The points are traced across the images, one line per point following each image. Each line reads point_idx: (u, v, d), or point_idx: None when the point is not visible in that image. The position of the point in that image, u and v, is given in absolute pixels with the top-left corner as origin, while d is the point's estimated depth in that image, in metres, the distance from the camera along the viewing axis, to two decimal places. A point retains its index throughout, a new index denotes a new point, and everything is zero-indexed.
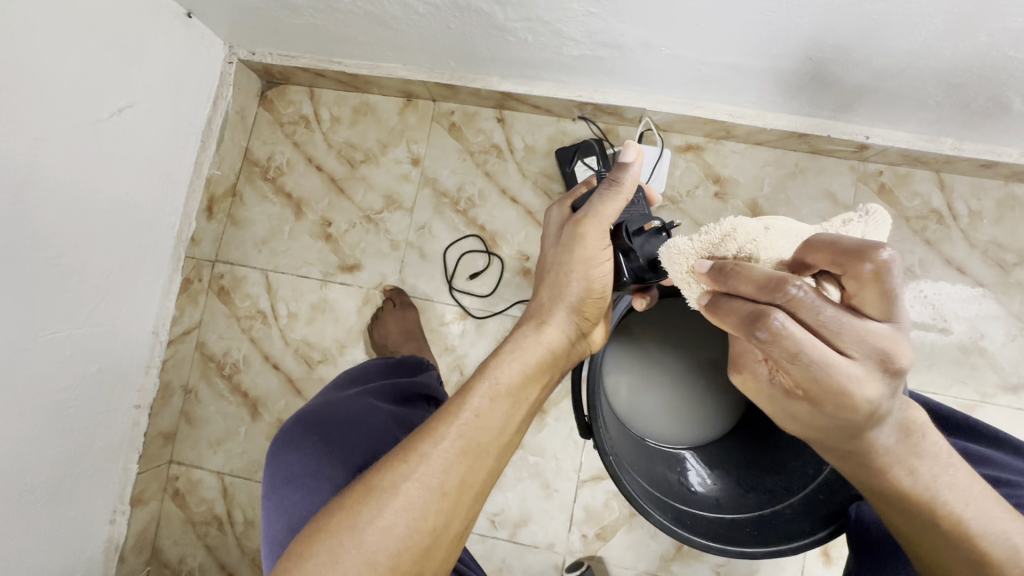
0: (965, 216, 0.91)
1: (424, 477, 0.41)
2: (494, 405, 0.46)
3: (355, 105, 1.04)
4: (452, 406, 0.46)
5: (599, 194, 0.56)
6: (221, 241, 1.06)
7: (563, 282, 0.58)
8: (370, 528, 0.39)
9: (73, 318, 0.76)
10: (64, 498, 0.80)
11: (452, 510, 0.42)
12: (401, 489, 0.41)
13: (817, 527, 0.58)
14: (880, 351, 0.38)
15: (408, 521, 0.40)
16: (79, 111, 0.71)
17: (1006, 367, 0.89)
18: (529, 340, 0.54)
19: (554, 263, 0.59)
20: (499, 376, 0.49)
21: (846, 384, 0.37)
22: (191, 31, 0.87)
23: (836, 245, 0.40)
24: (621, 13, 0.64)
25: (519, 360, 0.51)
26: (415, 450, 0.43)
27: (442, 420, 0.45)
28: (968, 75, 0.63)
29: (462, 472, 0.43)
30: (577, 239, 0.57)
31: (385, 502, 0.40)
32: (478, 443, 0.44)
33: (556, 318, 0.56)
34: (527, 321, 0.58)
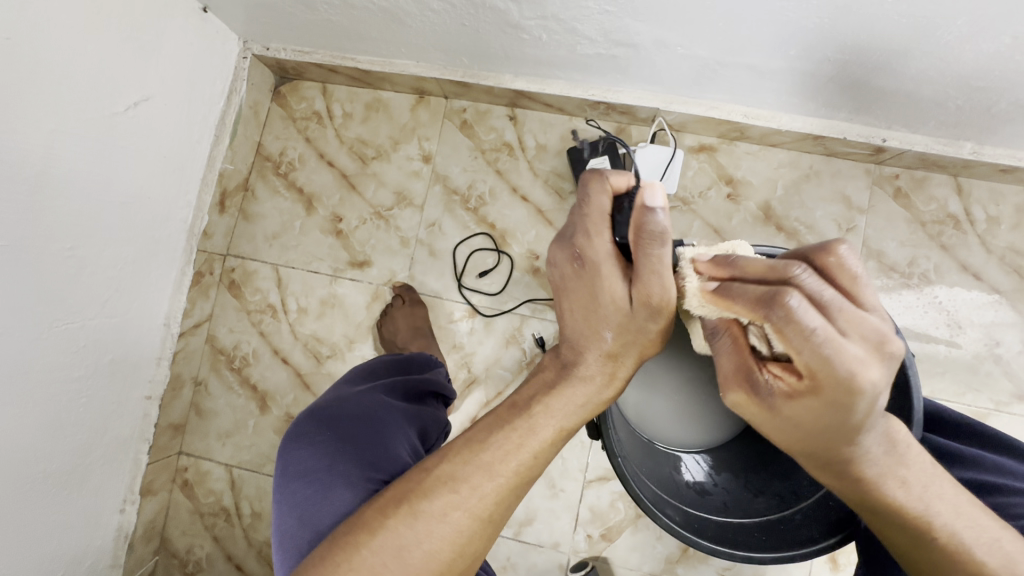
0: (982, 222, 0.90)
1: (473, 507, 0.42)
2: (551, 444, 0.46)
3: (368, 101, 1.04)
4: (508, 437, 0.45)
5: (657, 256, 0.42)
6: (233, 235, 1.06)
7: (642, 337, 0.46)
8: (416, 551, 0.41)
9: (89, 309, 0.77)
10: (76, 486, 0.81)
11: (491, 533, 0.44)
12: (450, 519, 0.42)
13: (824, 536, 0.57)
14: (877, 337, 0.36)
15: (453, 546, 0.42)
16: (96, 105, 0.72)
17: (1021, 375, 0.87)
18: (595, 390, 0.47)
19: (624, 327, 0.45)
20: (565, 419, 0.46)
21: (853, 368, 0.35)
22: (207, 25, 0.88)
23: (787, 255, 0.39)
24: (637, 12, 0.64)
25: (585, 407, 0.47)
26: (466, 481, 0.43)
27: (497, 453, 0.44)
28: (989, 78, 0.62)
29: (508, 501, 0.44)
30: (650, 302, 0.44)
31: (433, 529, 0.41)
32: (527, 477, 0.45)
33: (627, 370, 0.48)
34: (590, 374, 0.47)
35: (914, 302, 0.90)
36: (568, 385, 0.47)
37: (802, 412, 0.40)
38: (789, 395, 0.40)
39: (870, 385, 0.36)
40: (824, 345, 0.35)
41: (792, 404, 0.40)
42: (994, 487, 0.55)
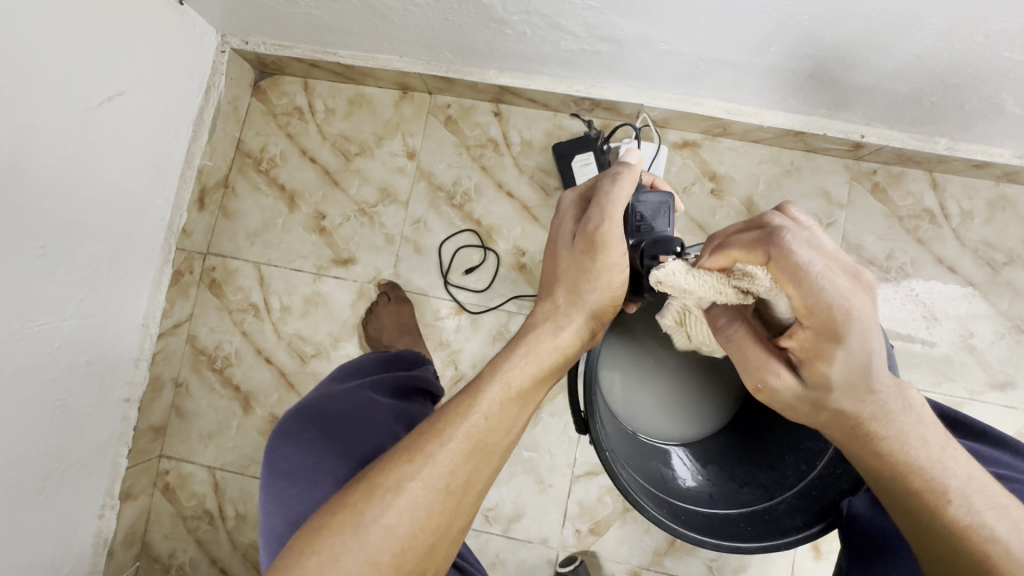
0: (956, 216, 0.92)
1: (430, 478, 0.43)
2: (503, 409, 0.47)
3: (350, 97, 1.03)
4: (459, 406, 0.47)
5: (605, 192, 0.52)
6: (213, 234, 1.04)
7: (582, 286, 0.55)
8: (374, 528, 0.41)
9: (63, 309, 0.75)
10: (53, 492, 0.79)
11: (456, 508, 0.44)
12: (406, 490, 0.42)
13: (810, 522, 0.59)
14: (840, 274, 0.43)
15: (413, 520, 0.42)
16: (69, 99, 0.70)
17: (994, 365, 0.90)
18: (538, 340, 0.53)
19: (570, 266, 0.55)
20: (510, 380, 0.49)
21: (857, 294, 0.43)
22: (183, 17, 0.86)
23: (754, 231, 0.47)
24: (621, 8, 0.64)
25: (532, 363, 0.51)
26: (420, 451, 0.44)
27: (449, 421, 0.46)
28: (963, 75, 0.64)
29: (467, 472, 0.45)
30: (599, 248, 0.53)
31: (389, 501, 0.42)
32: (485, 443, 0.46)
33: (569, 322, 0.55)
34: (538, 321, 0.56)
35: (892, 295, 0.93)
36: (514, 351, 0.52)
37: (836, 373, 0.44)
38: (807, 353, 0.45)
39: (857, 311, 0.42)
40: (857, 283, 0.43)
41: (816, 361, 0.44)
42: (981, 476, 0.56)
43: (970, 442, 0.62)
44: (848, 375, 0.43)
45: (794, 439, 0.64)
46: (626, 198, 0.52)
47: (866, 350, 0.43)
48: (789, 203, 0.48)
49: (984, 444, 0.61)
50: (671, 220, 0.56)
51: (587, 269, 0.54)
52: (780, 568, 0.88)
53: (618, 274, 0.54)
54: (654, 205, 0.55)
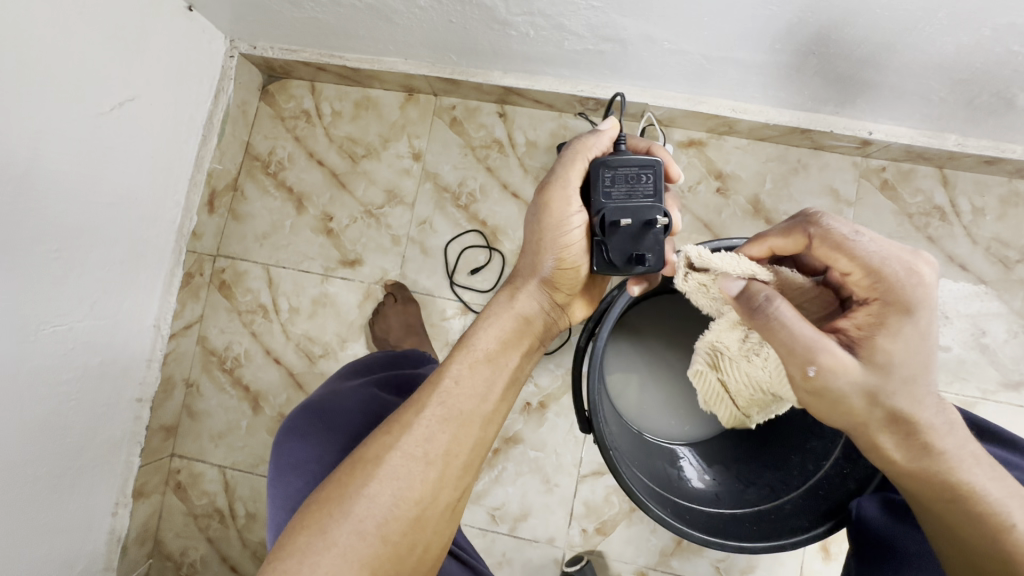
0: (967, 213, 0.91)
1: (407, 447, 0.44)
2: (473, 373, 0.49)
3: (357, 99, 1.04)
4: (433, 378, 0.49)
5: (562, 161, 0.54)
6: (223, 235, 1.06)
7: (538, 252, 0.56)
8: (358, 499, 0.42)
9: (76, 311, 0.76)
10: (67, 490, 0.80)
11: (439, 479, 0.45)
12: (386, 460, 0.44)
13: (815, 523, 0.59)
14: (905, 258, 0.45)
15: (394, 491, 0.43)
16: (81, 106, 0.71)
17: (1008, 365, 0.89)
18: (496, 307, 0.55)
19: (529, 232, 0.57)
20: (475, 346, 0.51)
21: (911, 278, 0.44)
22: (192, 24, 0.87)
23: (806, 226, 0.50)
24: (623, 7, 0.64)
25: (494, 328, 0.53)
26: (398, 423, 0.46)
27: (423, 393, 0.48)
28: (972, 70, 0.63)
29: (447, 440, 0.46)
30: (547, 211, 0.54)
31: (371, 471, 0.43)
32: (461, 411, 0.47)
33: (526, 287, 0.56)
34: (501, 288, 0.57)
35: None
36: (479, 319, 0.54)
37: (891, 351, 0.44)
38: (868, 330, 0.45)
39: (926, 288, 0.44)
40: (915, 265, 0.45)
41: (881, 338, 0.44)
42: None
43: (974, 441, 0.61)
44: (909, 350, 0.44)
45: (800, 438, 0.65)
46: (589, 158, 0.53)
47: (924, 328, 0.44)
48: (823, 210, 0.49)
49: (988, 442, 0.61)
50: (657, 187, 0.52)
51: (541, 235, 0.55)
52: (788, 569, 0.88)
53: (576, 239, 0.54)
54: (631, 173, 0.52)
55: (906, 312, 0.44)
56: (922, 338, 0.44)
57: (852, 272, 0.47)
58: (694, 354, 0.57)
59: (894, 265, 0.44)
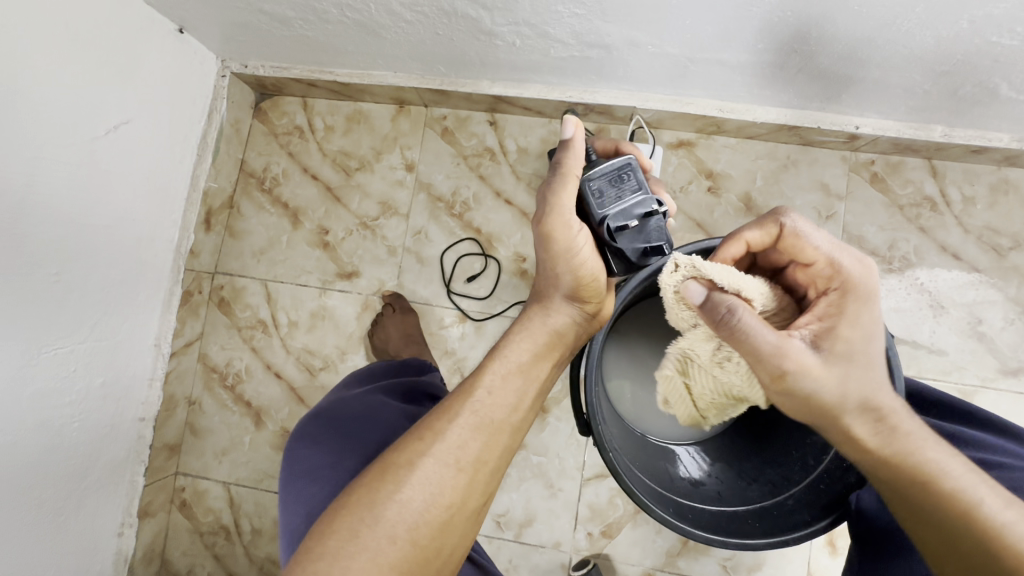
0: (958, 202, 0.92)
1: (440, 452, 0.45)
2: (505, 383, 0.49)
3: (348, 113, 1.05)
4: (467, 385, 0.49)
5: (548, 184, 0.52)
6: (220, 253, 1.06)
7: (552, 273, 0.54)
8: (390, 503, 0.42)
9: (77, 333, 0.77)
10: (72, 512, 0.81)
11: (468, 486, 0.45)
12: (420, 465, 0.44)
13: (818, 517, 0.59)
14: (854, 257, 0.49)
15: (427, 496, 0.43)
16: (76, 131, 0.72)
17: (1006, 352, 0.89)
18: (525, 322, 0.55)
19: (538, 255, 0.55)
20: (509, 356, 0.51)
21: (857, 271, 0.49)
22: (184, 46, 0.88)
23: (772, 224, 0.53)
24: (606, 14, 0.65)
25: (526, 340, 0.53)
26: (431, 429, 0.46)
27: (457, 399, 0.48)
28: (952, 62, 0.64)
29: (478, 447, 0.46)
30: (548, 240, 0.52)
31: (404, 478, 0.43)
32: (492, 419, 0.47)
33: (555, 302, 0.55)
34: (531, 303, 0.57)
35: (897, 285, 0.92)
36: (511, 332, 0.54)
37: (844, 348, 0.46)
38: (829, 322, 0.48)
39: (871, 282, 0.48)
40: (863, 261, 0.49)
41: (833, 338, 0.47)
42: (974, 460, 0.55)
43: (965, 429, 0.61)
44: (864, 340, 0.47)
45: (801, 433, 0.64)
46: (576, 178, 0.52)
47: (875, 319, 0.48)
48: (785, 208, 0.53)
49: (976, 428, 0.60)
50: (642, 175, 0.52)
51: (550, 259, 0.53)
52: (796, 565, 0.87)
53: (587, 253, 0.52)
54: (610, 176, 0.52)
55: (861, 301, 0.48)
56: (875, 327, 0.47)
57: (816, 262, 0.51)
58: (664, 359, 0.58)
59: (847, 257, 0.49)
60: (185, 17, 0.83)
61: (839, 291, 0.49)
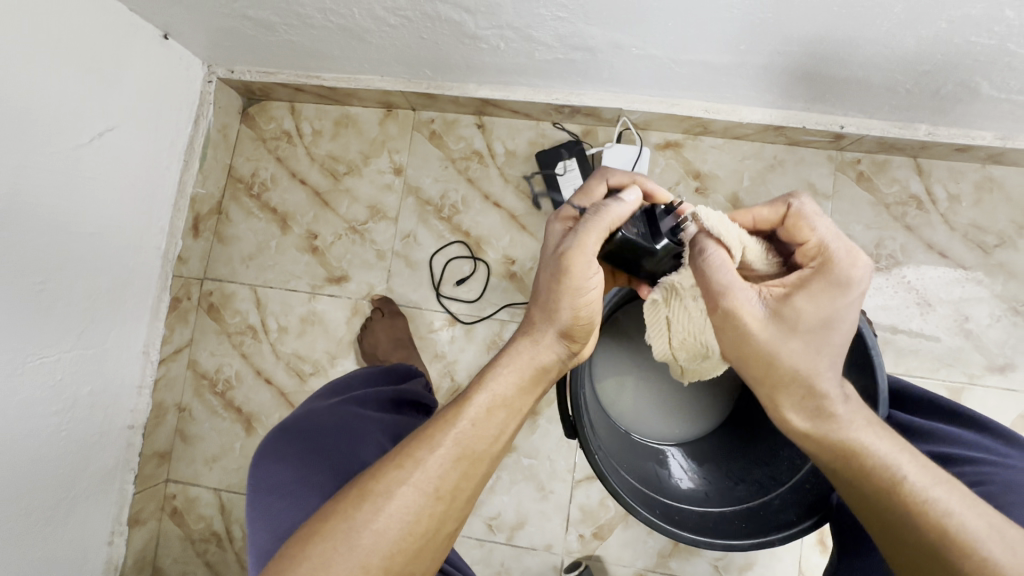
0: (944, 201, 0.92)
1: (419, 482, 0.44)
2: (490, 415, 0.48)
3: (336, 117, 1.05)
4: (449, 414, 0.48)
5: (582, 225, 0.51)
6: (209, 259, 1.06)
7: (552, 303, 0.54)
8: (365, 532, 0.42)
9: (64, 341, 0.77)
10: (60, 522, 0.80)
11: (444, 513, 0.45)
12: (398, 494, 0.43)
13: (803, 517, 0.58)
14: (847, 248, 0.47)
15: (403, 525, 0.43)
16: (60, 139, 0.72)
17: (992, 349, 0.89)
18: (514, 354, 0.53)
19: (541, 284, 0.55)
20: (495, 388, 0.50)
21: (845, 260, 0.47)
22: (169, 52, 0.88)
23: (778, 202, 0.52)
24: (588, 17, 0.65)
25: (514, 372, 0.52)
26: (410, 456, 0.45)
27: (438, 427, 0.47)
28: (933, 61, 0.64)
29: (457, 477, 0.46)
30: (563, 273, 0.52)
31: (381, 506, 0.43)
32: (473, 450, 0.47)
33: (545, 337, 0.54)
34: (519, 334, 0.56)
35: (884, 283, 0.92)
36: (498, 362, 0.53)
37: (797, 314, 0.47)
38: (790, 292, 0.48)
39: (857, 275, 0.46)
40: (857, 253, 0.47)
41: (786, 306, 0.48)
42: (950, 458, 0.55)
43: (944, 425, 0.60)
44: (819, 317, 0.47)
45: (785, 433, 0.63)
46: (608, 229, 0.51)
47: (842, 303, 0.47)
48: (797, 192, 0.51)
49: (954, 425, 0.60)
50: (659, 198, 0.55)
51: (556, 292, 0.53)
52: (786, 564, 0.88)
53: (592, 292, 0.54)
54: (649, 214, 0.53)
55: (833, 286, 0.47)
56: (842, 310, 0.47)
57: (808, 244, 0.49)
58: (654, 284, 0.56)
59: (840, 245, 0.47)
60: (170, 24, 0.83)
61: (810, 274, 0.48)
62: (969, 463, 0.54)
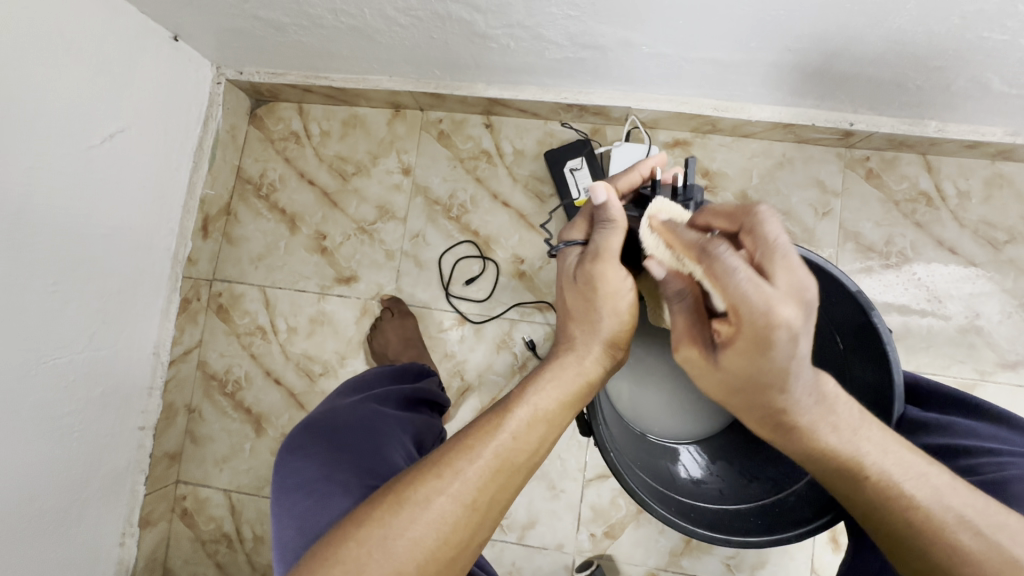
0: (953, 197, 0.92)
1: (457, 493, 0.43)
2: (530, 428, 0.48)
3: (344, 118, 1.05)
4: (489, 424, 0.48)
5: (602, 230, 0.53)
6: (218, 260, 1.06)
7: (591, 314, 0.55)
8: (401, 540, 0.41)
9: (76, 342, 0.77)
10: (72, 523, 0.80)
11: (478, 524, 0.44)
12: (434, 503, 0.43)
13: (818, 513, 0.57)
14: (763, 314, 0.37)
15: (438, 534, 0.42)
16: (71, 140, 0.72)
17: (1003, 345, 0.89)
18: (559, 366, 0.53)
19: (577, 296, 0.55)
20: (536, 400, 0.50)
21: (764, 326, 0.38)
22: (179, 53, 0.88)
23: (695, 249, 0.41)
24: (600, 15, 0.65)
25: (557, 386, 0.51)
26: (450, 466, 0.44)
27: (479, 438, 0.46)
28: (944, 57, 0.64)
29: (493, 489, 0.45)
30: (597, 280, 0.53)
31: (417, 515, 0.42)
32: (511, 463, 0.46)
33: (589, 350, 0.54)
34: (562, 348, 0.55)
35: (894, 280, 0.92)
36: (541, 374, 0.52)
37: (735, 367, 0.43)
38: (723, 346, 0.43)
39: (782, 328, 0.38)
40: (773, 319, 0.37)
41: (727, 358, 0.43)
42: (964, 449, 0.55)
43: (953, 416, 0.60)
44: (755, 371, 0.42)
45: None
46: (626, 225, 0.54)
47: (777, 358, 0.40)
48: (713, 246, 0.39)
49: (965, 416, 0.60)
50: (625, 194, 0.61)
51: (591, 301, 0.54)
52: (799, 563, 0.87)
53: (624, 300, 0.54)
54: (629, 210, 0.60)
55: (758, 347, 0.39)
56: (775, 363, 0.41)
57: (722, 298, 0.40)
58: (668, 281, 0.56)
59: (752, 311, 0.37)
60: (179, 25, 0.83)
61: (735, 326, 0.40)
62: (980, 453, 0.54)
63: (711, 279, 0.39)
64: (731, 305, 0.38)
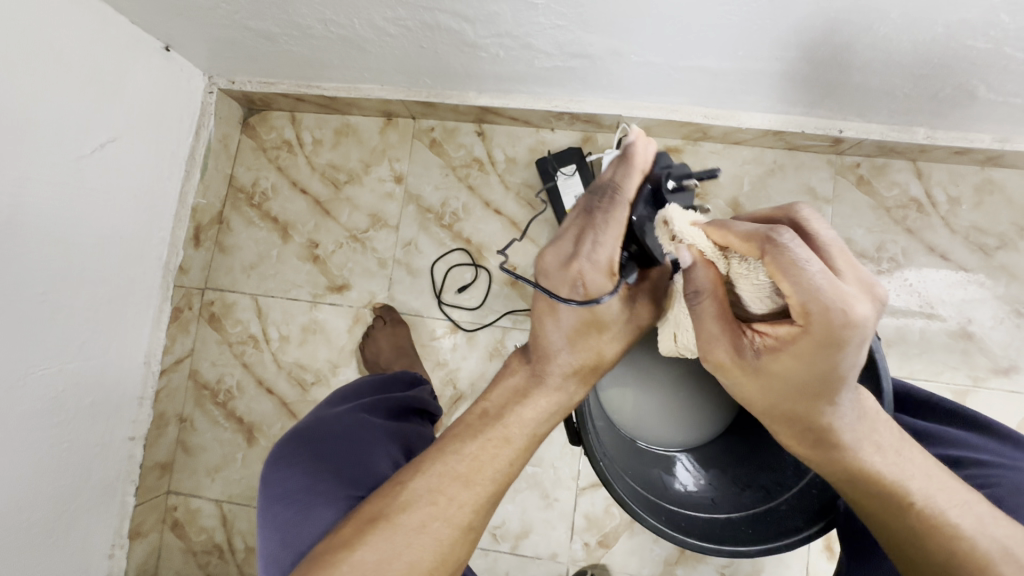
0: (943, 203, 0.92)
1: (452, 517, 0.43)
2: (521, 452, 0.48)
3: (337, 126, 1.05)
4: (485, 451, 0.46)
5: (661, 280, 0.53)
6: (210, 269, 1.06)
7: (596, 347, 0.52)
8: (396, 564, 0.41)
9: (65, 352, 0.76)
10: (61, 535, 0.80)
11: (471, 542, 0.45)
12: (430, 528, 0.42)
13: (809, 522, 0.57)
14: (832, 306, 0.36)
15: (434, 556, 0.42)
16: (60, 150, 0.72)
17: (996, 351, 0.89)
18: (555, 395, 0.51)
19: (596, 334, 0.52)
20: (530, 426, 0.49)
21: (843, 322, 0.36)
22: (170, 63, 0.89)
23: (758, 235, 0.38)
24: (588, 24, 0.65)
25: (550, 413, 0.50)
26: (443, 493, 0.44)
27: (472, 465, 0.45)
28: (930, 66, 0.65)
29: (485, 509, 0.45)
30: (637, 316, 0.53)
31: (412, 540, 0.42)
32: (503, 484, 0.46)
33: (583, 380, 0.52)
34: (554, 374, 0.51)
35: (886, 286, 0.92)
36: (534, 399, 0.50)
37: (784, 370, 0.41)
38: (775, 348, 0.41)
39: (859, 319, 0.37)
40: (845, 309, 0.36)
41: (772, 360, 0.41)
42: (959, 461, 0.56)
43: (943, 425, 0.61)
44: (816, 376, 0.40)
45: None
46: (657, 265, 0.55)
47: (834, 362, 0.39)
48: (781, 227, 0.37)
49: (955, 425, 0.60)
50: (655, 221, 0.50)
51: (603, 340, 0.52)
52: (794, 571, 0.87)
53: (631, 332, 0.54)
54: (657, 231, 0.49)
55: (830, 348, 0.38)
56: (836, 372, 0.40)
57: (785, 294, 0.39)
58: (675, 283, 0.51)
59: (831, 299, 0.36)
60: (171, 35, 0.83)
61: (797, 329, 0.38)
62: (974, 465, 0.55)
63: (781, 269, 0.37)
64: (806, 301, 0.37)
